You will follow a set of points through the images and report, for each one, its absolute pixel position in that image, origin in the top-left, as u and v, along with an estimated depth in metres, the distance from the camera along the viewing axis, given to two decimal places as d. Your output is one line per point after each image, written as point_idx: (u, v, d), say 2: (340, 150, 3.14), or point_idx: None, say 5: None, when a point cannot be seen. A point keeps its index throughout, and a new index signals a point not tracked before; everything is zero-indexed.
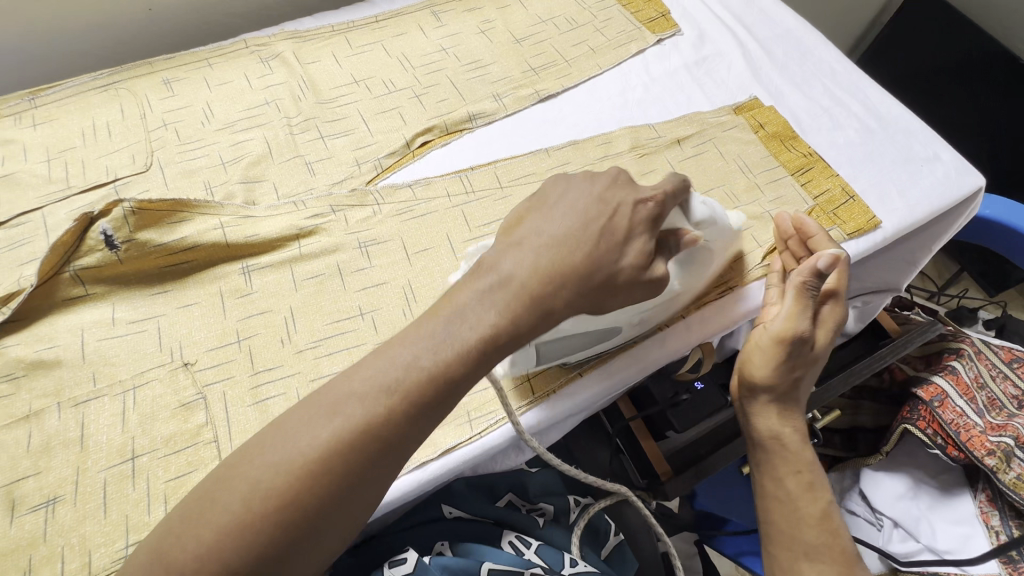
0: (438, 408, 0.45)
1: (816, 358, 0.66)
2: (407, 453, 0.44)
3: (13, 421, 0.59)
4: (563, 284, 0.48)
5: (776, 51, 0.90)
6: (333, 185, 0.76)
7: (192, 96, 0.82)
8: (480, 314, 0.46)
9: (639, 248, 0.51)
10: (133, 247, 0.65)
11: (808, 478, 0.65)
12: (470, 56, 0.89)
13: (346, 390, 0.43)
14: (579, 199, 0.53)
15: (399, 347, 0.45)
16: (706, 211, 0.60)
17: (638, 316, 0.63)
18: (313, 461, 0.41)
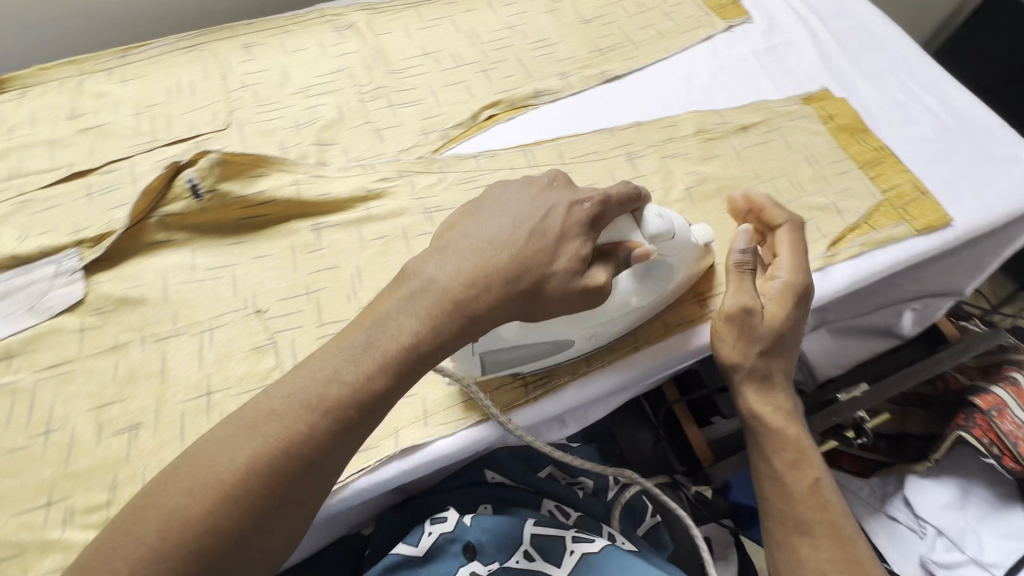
0: (364, 420, 0.46)
1: (774, 331, 0.64)
2: (336, 469, 0.46)
3: (102, 351, 0.63)
4: (491, 291, 0.50)
5: (850, 43, 0.88)
6: (401, 152, 0.78)
7: (270, 60, 0.86)
8: (402, 323, 0.48)
9: (575, 250, 0.53)
10: (216, 198, 0.68)
11: (794, 454, 0.64)
12: (538, 35, 0.90)
13: (267, 407, 0.44)
14: (514, 206, 0.55)
15: (321, 362, 0.46)
16: (663, 224, 0.58)
17: (593, 330, 0.61)
18: (232, 482, 0.41)
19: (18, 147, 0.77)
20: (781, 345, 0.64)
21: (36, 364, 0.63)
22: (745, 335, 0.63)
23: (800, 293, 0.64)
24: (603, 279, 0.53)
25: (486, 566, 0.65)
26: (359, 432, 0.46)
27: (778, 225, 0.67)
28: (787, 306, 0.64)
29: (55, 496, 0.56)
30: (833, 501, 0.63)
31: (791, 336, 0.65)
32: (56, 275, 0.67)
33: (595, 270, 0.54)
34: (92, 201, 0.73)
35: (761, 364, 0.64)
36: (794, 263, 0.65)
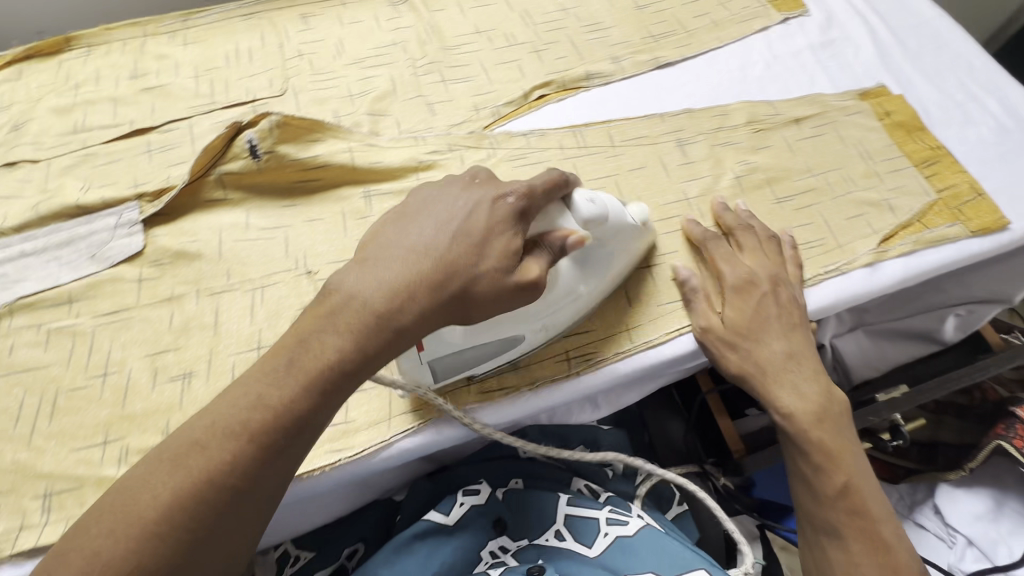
0: (292, 440, 0.45)
1: (747, 336, 0.65)
2: (272, 487, 0.45)
3: (159, 301, 0.65)
4: (416, 303, 0.47)
5: (909, 41, 0.87)
6: (452, 126, 0.79)
7: (327, 31, 0.87)
8: (324, 342, 0.46)
9: (503, 247, 0.50)
10: (273, 159, 0.70)
11: (824, 456, 0.63)
12: (591, 18, 0.90)
13: (189, 437, 0.44)
14: (443, 208, 0.52)
15: (243, 386, 0.45)
16: (593, 208, 0.57)
17: (541, 323, 0.60)
18: (151, 519, 0.41)
19: (82, 103, 0.79)
20: (757, 342, 0.65)
21: (95, 310, 0.65)
22: (722, 344, 0.65)
23: (748, 284, 0.66)
24: (537, 274, 0.51)
25: (515, 541, 0.67)
26: (289, 452, 0.45)
27: (717, 234, 0.70)
28: (741, 300, 0.66)
29: (112, 435, 0.58)
30: (867, 505, 0.61)
31: (767, 337, 0.65)
32: (117, 226, 0.69)
33: (526, 265, 0.51)
34: (152, 157, 0.75)
35: (755, 366, 0.65)
36: (733, 260, 0.68)
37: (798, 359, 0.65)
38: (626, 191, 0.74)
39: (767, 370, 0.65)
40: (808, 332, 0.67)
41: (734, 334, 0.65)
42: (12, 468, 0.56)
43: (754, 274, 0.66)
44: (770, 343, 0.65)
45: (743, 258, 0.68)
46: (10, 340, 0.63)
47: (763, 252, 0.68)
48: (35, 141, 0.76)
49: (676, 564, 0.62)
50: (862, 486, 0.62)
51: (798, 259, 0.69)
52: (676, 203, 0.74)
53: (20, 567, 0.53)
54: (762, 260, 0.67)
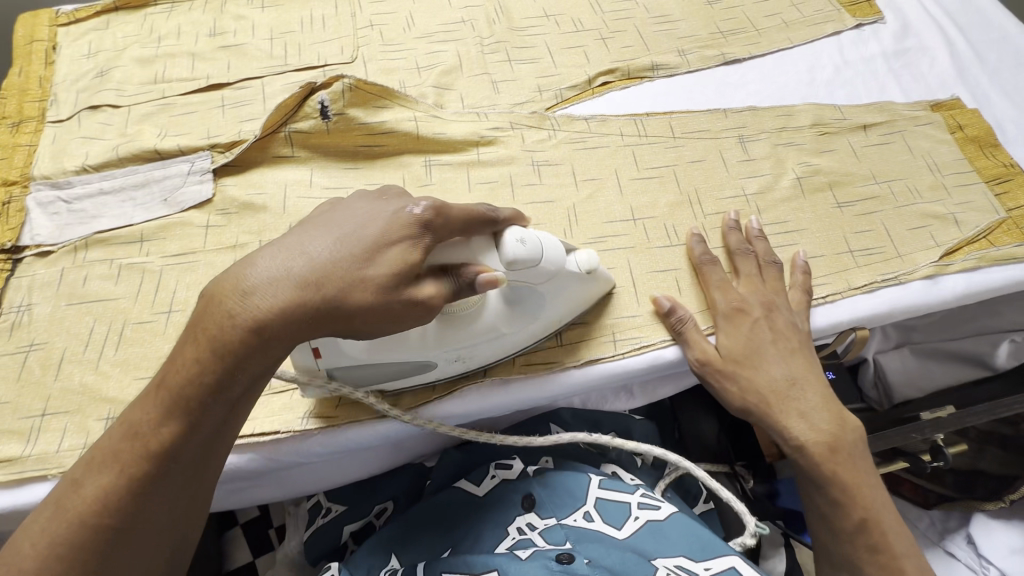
0: (165, 466, 0.44)
1: (747, 367, 0.63)
2: (155, 515, 0.45)
3: (224, 248, 0.68)
4: (267, 315, 0.42)
5: (988, 56, 0.84)
6: (515, 105, 0.80)
7: (398, 4, 0.89)
8: (188, 364, 0.44)
9: (391, 260, 0.46)
10: (342, 121, 0.72)
11: (838, 492, 0.61)
12: (659, 10, 0.89)
13: (72, 477, 0.45)
14: (334, 217, 0.48)
15: (123, 416, 0.46)
16: (523, 250, 0.52)
17: (454, 352, 0.59)
18: (25, 568, 0.42)
19: (164, 55, 0.83)
20: (756, 371, 0.63)
21: (164, 250, 0.67)
22: (721, 374, 0.63)
23: (740, 312, 0.65)
24: (428, 293, 0.48)
25: (543, 519, 0.66)
26: (165, 481, 0.45)
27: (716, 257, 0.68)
28: (735, 327, 0.64)
29: None
30: (889, 538, 0.59)
31: (770, 364, 0.63)
32: (190, 173, 0.71)
33: (418, 286, 0.47)
34: (225, 112, 0.78)
35: (757, 396, 0.63)
36: (727, 288, 0.66)
37: (802, 385, 0.63)
38: (684, 183, 0.74)
39: (768, 402, 0.62)
40: (809, 354, 0.65)
41: (731, 363, 0.63)
42: (79, 390, 0.60)
43: (746, 301, 0.65)
44: (768, 369, 0.63)
45: (739, 285, 0.67)
46: (84, 272, 0.66)
47: (761, 277, 0.67)
48: (118, 87, 0.79)
49: (708, 551, 0.62)
50: (882, 521, 0.60)
51: (806, 283, 0.67)
52: (733, 199, 0.73)
53: None
54: (755, 287, 0.66)
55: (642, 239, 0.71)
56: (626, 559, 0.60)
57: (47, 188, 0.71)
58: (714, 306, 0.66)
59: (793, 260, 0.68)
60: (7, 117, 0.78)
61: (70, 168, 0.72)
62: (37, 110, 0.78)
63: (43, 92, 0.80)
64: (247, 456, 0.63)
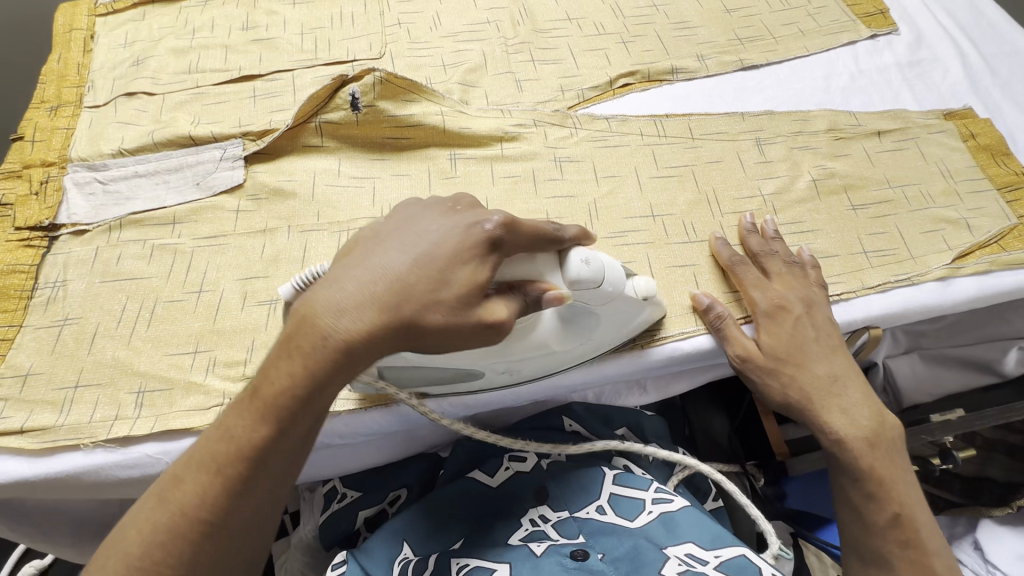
0: (257, 470, 0.46)
1: (789, 363, 0.65)
2: (246, 517, 0.46)
3: (253, 232, 0.70)
4: (360, 327, 0.44)
5: (1000, 68, 0.86)
6: (539, 103, 0.82)
7: (426, 4, 0.91)
8: (279, 374, 0.46)
9: (466, 279, 0.46)
10: (371, 113, 0.74)
11: (874, 488, 0.62)
12: (679, 16, 0.92)
13: (172, 474, 0.47)
14: (415, 229, 0.49)
15: (216, 421, 0.48)
16: (586, 271, 0.55)
17: (505, 365, 0.61)
18: (132, 557, 0.44)
19: (198, 47, 0.85)
20: (799, 369, 0.65)
21: (196, 232, 0.69)
22: (763, 371, 0.65)
23: (782, 309, 0.66)
24: (502, 314, 0.48)
25: (556, 512, 0.66)
26: (256, 485, 0.46)
27: (754, 254, 0.70)
28: (776, 325, 0.66)
29: (202, 346, 0.62)
30: (920, 535, 0.61)
31: (812, 362, 0.65)
32: (222, 159, 0.73)
33: (491, 307, 0.48)
34: (256, 102, 0.80)
35: (799, 392, 0.65)
36: (765, 286, 0.67)
37: (843, 381, 0.65)
38: (702, 182, 0.76)
39: (808, 398, 0.64)
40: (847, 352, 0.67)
41: (774, 361, 0.65)
42: (112, 363, 0.61)
43: (788, 298, 0.66)
44: (812, 368, 0.65)
45: (776, 283, 0.68)
46: (118, 251, 0.68)
47: (794, 276, 0.68)
48: (153, 76, 0.82)
49: (719, 541, 0.61)
50: (914, 517, 0.62)
51: (819, 278, 0.68)
52: (750, 199, 0.75)
53: (112, 453, 0.57)
54: (793, 284, 0.67)
55: (661, 235, 0.72)
56: (637, 549, 0.61)
57: (84, 169, 0.73)
58: (754, 304, 0.67)
59: (800, 255, 0.70)
60: (47, 101, 0.80)
61: (106, 151, 0.74)
62: (75, 95, 0.81)
63: (81, 79, 0.83)
64: None
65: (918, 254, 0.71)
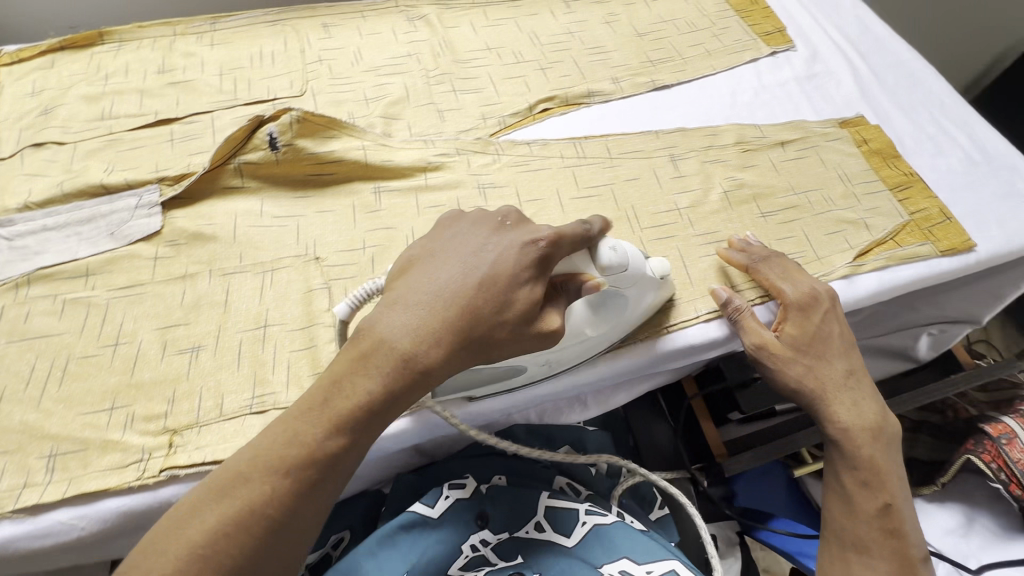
0: (329, 473, 0.49)
1: (813, 355, 0.69)
2: (307, 523, 0.48)
3: (172, 279, 0.68)
4: (440, 344, 0.50)
5: (887, 78, 0.94)
6: (460, 132, 0.84)
7: (346, 40, 0.93)
8: (359, 383, 0.50)
9: (525, 298, 0.52)
10: (290, 151, 0.74)
11: (868, 476, 0.66)
12: (594, 42, 0.96)
13: (234, 471, 0.47)
14: (471, 252, 0.54)
15: (283, 425, 0.49)
16: (615, 256, 0.59)
17: (544, 358, 0.64)
18: (195, 551, 0.44)
19: (111, 93, 0.84)
20: (819, 362, 0.69)
21: (111, 283, 0.67)
22: (782, 360, 0.68)
23: (811, 301, 0.69)
24: (556, 324, 0.54)
25: (497, 534, 0.66)
26: (324, 488, 0.49)
27: (771, 253, 0.73)
28: (804, 317, 0.69)
29: (119, 402, 0.60)
30: (904, 527, 0.65)
31: (830, 353, 0.69)
32: (137, 206, 0.72)
33: (545, 317, 0.54)
34: (174, 146, 0.79)
35: (814, 382, 0.68)
36: (790, 279, 0.70)
37: (856, 377, 0.70)
38: (621, 200, 0.79)
39: (817, 387, 0.68)
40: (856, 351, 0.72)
41: (797, 352, 0.68)
42: (19, 428, 0.58)
43: (815, 290, 0.70)
44: (831, 365, 0.69)
45: (796, 279, 0.71)
46: (26, 308, 0.65)
47: (804, 272, 0.72)
48: (63, 125, 0.80)
49: (650, 554, 0.63)
50: (900, 509, 0.66)
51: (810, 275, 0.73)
52: (667, 212, 0.78)
53: (21, 524, 0.54)
54: (808, 276, 0.72)
55: None
56: (571, 569, 0.62)
57: None
58: (780, 296, 0.70)
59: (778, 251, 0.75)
60: None
61: (13, 206, 0.72)
62: None
63: None
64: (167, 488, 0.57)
65: (819, 257, 0.75)
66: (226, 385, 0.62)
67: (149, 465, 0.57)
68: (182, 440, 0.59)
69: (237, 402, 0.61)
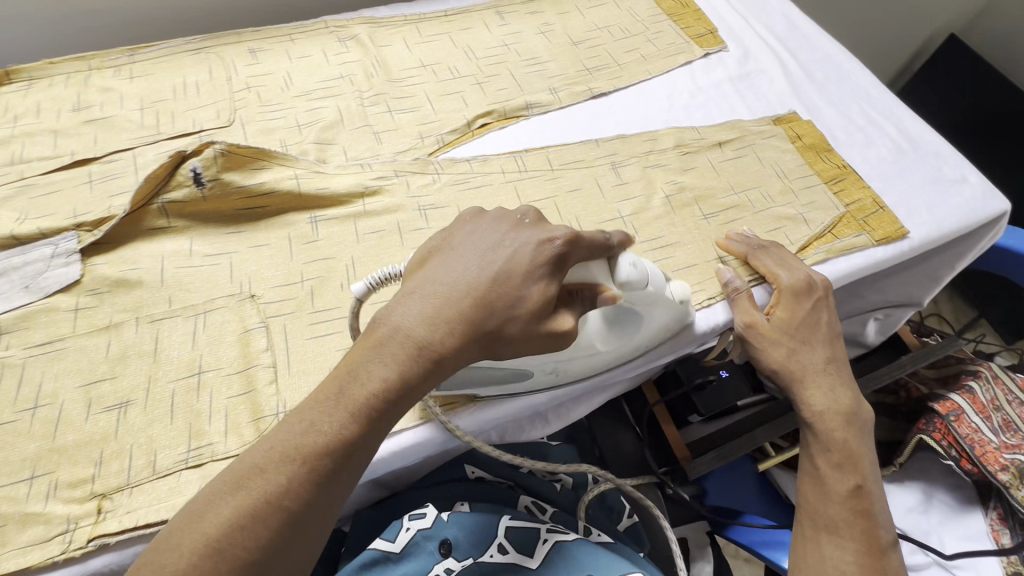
0: (346, 463, 0.47)
1: (800, 336, 0.70)
2: (324, 515, 0.46)
3: (95, 330, 0.64)
4: (456, 334, 0.50)
5: (816, 73, 0.96)
6: (397, 153, 0.82)
7: (275, 65, 0.90)
8: (374, 372, 0.48)
9: (539, 295, 0.51)
10: (217, 186, 0.71)
11: (840, 458, 0.67)
12: (530, 53, 0.96)
13: (250, 461, 0.45)
14: (484, 243, 0.54)
15: (298, 416, 0.47)
16: (635, 273, 0.57)
17: (551, 365, 0.64)
18: (212, 540, 0.42)
19: (21, 135, 0.79)
20: (806, 346, 0.70)
21: (27, 341, 0.63)
22: (768, 340, 0.69)
23: (806, 287, 0.71)
24: (569, 325, 0.53)
25: (460, 561, 0.63)
26: (341, 480, 0.47)
27: (770, 244, 0.76)
28: (796, 303, 0.70)
29: (39, 470, 0.56)
30: (874, 509, 0.65)
31: (814, 336, 0.71)
32: (53, 256, 0.68)
33: (558, 318, 0.53)
34: (93, 188, 0.74)
35: (796, 366, 0.69)
36: (788, 266, 0.73)
37: (837, 365, 0.71)
38: (564, 212, 0.78)
39: (796, 369, 0.69)
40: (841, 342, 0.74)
41: (789, 334, 0.70)
42: None
43: (810, 278, 0.72)
44: (815, 352, 0.70)
45: (793, 265, 0.73)
46: None
47: (798, 259, 0.74)
48: None
49: (612, 567, 0.63)
50: (871, 492, 0.66)
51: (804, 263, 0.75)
52: (611, 221, 0.78)
53: None
54: (806, 265, 0.74)
55: None
56: None
57: None
58: (775, 281, 0.72)
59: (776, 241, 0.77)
60: None
61: None
62: None
63: None
64: (96, 558, 0.53)
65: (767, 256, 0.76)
66: (159, 439, 0.58)
67: (77, 535, 0.53)
68: (112, 505, 0.55)
69: (171, 458, 0.58)
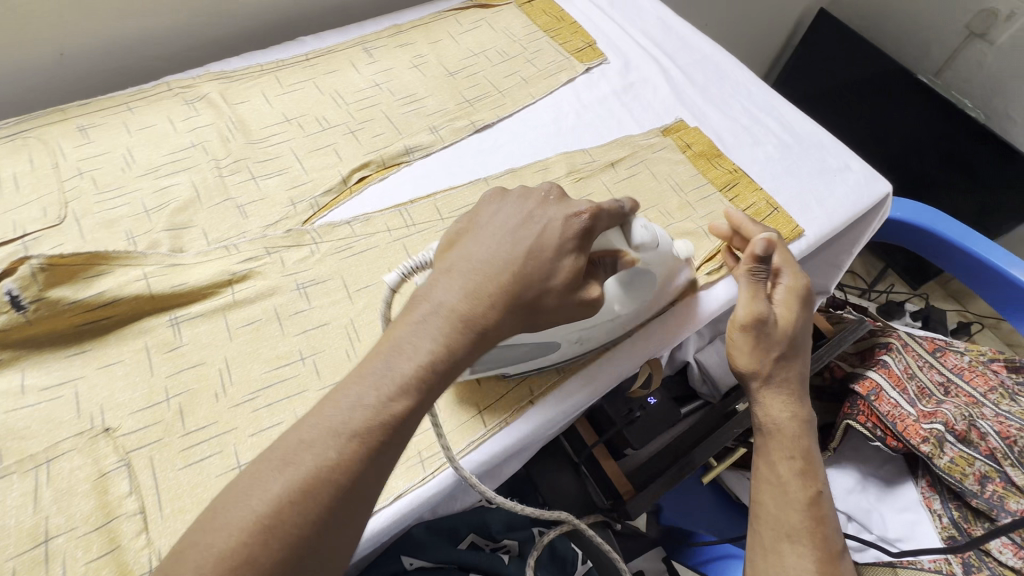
0: (393, 441, 0.43)
1: (791, 338, 0.69)
2: (369, 498, 0.42)
3: None
4: (498, 307, 0.48)
5: (696, 76, 0.96)
6: (267, 227, 0.73)
7: (111, 142, 0.79)
8: (418, 344, 0.46)
9: (571, 268, 0.51)
10: (43, 307, 0.59)
11: (801, 464, 0.66)
12: (405, 90, 0.89)
13: (297, 437, 0.41)
14: (507, 221, 0.53)
15: (345, 387, 0.44)
16: (648, 233, 0.59)
17: (576, 335, 0.64)
18: (261, 520, 0.38)
19: None
20: (793, 355, 0.69)
21: None
22: (767, 341, 0.68)
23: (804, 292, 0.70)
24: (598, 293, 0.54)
25: None
26: (389, 458, 0.43)
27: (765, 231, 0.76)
28: (795, 305, 0.69)
29: None
30: (829, 515, 0.64)
31: (802, 341, 0.70)
32: None
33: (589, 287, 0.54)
34: None
35: (783, 370, 0.69)
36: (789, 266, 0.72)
37: (804, 376, 0.71)
38: None
39: (775, 376, 0.69)
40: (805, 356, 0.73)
41: (785, 338, 0.68)
42: None
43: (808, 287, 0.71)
44: (796, 361, 0.70)
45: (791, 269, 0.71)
46: None
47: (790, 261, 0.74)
48: None
49: None
50: (827, 497, 0.65)
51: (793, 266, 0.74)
52: None
53: None
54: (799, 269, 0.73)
55: None
56: None
57: None
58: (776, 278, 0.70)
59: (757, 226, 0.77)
60: None
61: None
62: None
63: None
64: None
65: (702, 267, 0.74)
66: None
67: None
68: None
69: None
